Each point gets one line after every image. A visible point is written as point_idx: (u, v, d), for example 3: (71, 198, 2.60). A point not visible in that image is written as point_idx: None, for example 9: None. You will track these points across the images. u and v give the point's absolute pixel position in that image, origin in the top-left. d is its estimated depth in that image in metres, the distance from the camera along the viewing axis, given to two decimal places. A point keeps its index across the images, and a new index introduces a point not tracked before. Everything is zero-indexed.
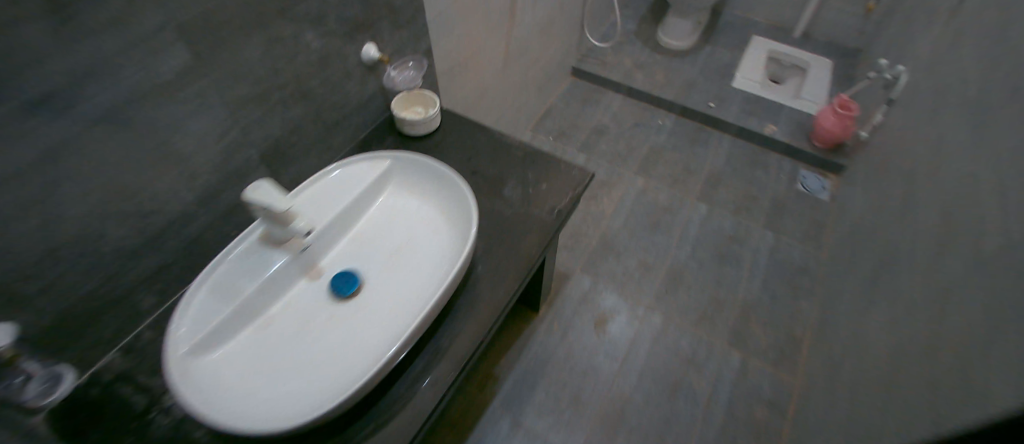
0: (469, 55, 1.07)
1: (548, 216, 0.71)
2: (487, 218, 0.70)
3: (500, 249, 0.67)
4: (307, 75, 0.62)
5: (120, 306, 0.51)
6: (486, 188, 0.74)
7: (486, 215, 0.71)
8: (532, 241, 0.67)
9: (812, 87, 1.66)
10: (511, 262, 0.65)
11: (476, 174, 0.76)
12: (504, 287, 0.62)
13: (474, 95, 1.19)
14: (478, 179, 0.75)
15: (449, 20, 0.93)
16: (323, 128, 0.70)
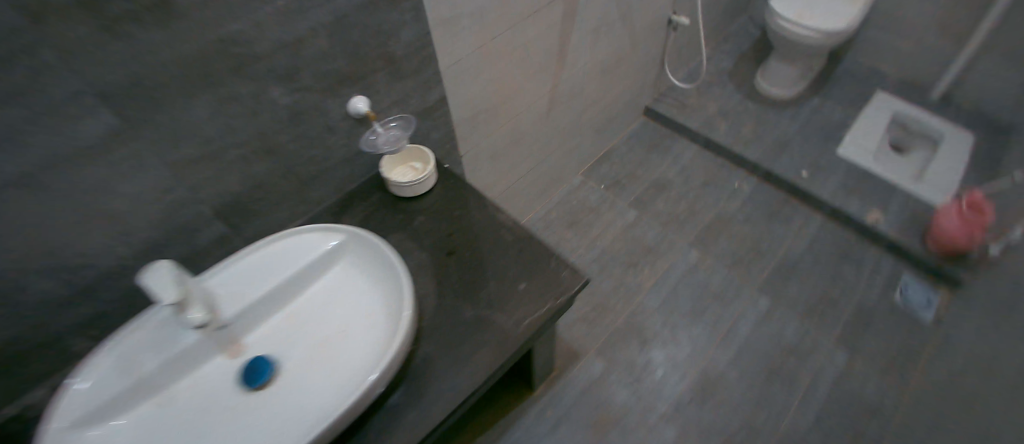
0: (498, 100, 0.99)
1: (512, 327, 0.59)
2: (444, 314, 0.61)
3: (445, 361, 0.56)
4: (274, 132, 0.60)
5: (50, 350, 0.53)
6: (456, 273, 0.65)
7: (444, 310, 0.62)
8: (482, 357, 0.56)
9: (946, 169, 1.30)
10: (449, 380, 0.54)
11: (451, 254, 0.68)
12: (430, 412, 0.52)
13: (506, 139, 1.10)
14: (451, 262, 0.67)
15: (471, 66, 0.86)
16: (297, 182, 0.67)
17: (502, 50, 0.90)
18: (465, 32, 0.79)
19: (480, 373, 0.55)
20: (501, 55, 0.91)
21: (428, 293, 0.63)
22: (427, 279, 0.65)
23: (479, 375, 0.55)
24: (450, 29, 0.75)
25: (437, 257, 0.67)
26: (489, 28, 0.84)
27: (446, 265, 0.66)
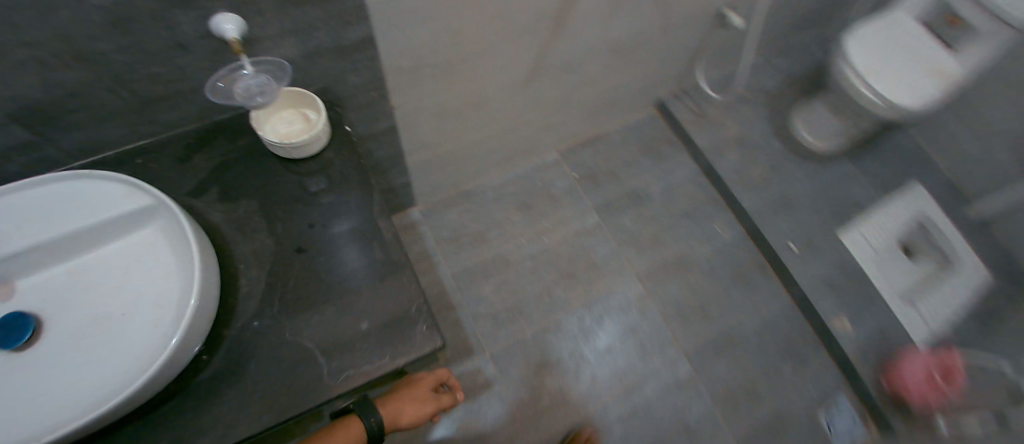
0: (457, 54, 0.77)
1: (326, 376, 0.48)
2: (257, 332, 0.49)
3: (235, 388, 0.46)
4: (52, 43, 0.41)
5: None
6: (294, 281, 0.53)
7: (262, 320, 0.50)
8: (280, 396, 0.47)
9: (937, 302, 1.17)
10: (232, 415, 0.45)
11: (298, 251, 0.54)
12: (203, 441, 0.45)
13: (464, 96, 0.91)
14: (296, 264, 0.54)
15: (420, 9, 0.64)
16: (114, 103, 0.51)
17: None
18: None
19: (268, 416, 0.46)
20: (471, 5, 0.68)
21: (249, 297, 0.51)
22: (258, 279, 0.52)
23: (259, 427, 0.45)
24: None
25: (282, 251, 0.54)
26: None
27: (287, 265, 0.54)
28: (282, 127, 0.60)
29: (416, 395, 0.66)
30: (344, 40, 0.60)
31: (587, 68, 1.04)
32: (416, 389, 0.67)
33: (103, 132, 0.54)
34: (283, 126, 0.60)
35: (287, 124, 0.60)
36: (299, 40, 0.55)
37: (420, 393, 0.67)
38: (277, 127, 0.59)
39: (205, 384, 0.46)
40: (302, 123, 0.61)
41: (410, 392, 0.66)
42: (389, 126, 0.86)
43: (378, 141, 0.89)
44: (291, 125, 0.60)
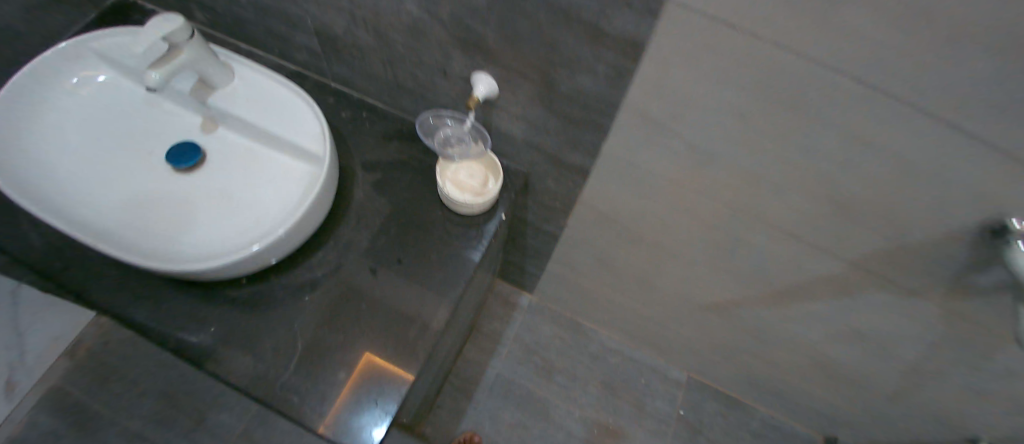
0: (652, 239, 0.70)
1: (291, 375, 0.51)
2: (294, 299, 0.57)
3: (236, 322, 0.54)
4: (387, 19, 0.56)
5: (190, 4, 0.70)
6: (348, 287, 0.59)
7: (297, 291, 0.57)
8: (245, 357, 0.52)
9: None
10: (220, 331, 0.54)
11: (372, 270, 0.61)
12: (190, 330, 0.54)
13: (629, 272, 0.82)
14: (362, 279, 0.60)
15: (647, 186, 0.61)
16: (388, 76, 0.65)
17: (702, 215, 0.61)
18: (668, 154, 0.55)
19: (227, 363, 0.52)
20: (697, 218, 0.61)
21: (315, 273, 0.59)
22: (332, 260, 0.60)
23: (228, 373, 0.51)
24: (649, 136, 0.54)
25: (364, 260, 0.61)
26: (703, 188, 0.56)
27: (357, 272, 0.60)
28: (461, 181, 0.64)
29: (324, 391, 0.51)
30: (558, 150, 0.62)
31: (781, 354, 0.81)
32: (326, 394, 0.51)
33: (366, 84, 0.69)
34: (462, 181, 0.64)
35: (465, 181, 0.64)
36: (523, 128, 0.61)
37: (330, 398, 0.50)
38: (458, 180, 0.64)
39: (239, 302, 0.56)
40: (476, 188, 0.64)
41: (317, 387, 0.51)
42: (550, 234, 0.82)
43: (532, 240, 0.85)
44: (467, 183, 0.64)
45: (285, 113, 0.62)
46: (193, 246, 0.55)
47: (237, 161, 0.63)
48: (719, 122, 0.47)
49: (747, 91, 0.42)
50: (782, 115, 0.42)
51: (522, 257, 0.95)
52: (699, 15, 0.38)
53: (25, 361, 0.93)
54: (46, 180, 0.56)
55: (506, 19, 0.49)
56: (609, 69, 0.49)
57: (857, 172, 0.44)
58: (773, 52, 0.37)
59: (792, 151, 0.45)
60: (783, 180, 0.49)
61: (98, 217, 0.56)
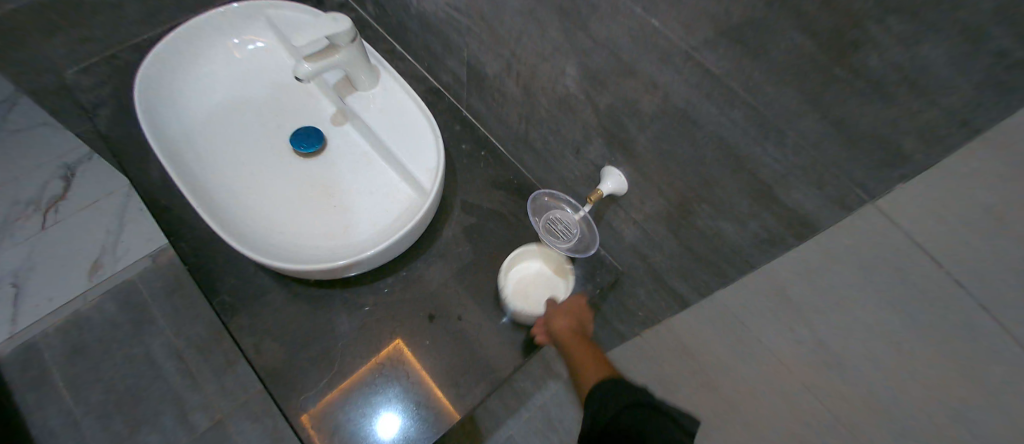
0: (730, 399, 0.63)
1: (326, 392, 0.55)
2: (349, 316, 0.60)
3: (294, 317, 0.59)
4: (541, 89, 0.56)
5: (377, 8, 0.76)
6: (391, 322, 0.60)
7: (356, 309, 0.60)
8: (286, 352, 0.57)
9: None
10: (279, 320, 0.59)
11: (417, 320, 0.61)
12: (255, 310, 0.59)
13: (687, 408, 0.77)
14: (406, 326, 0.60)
15: (749, 349, 0.55)
16: (525, 135, 0.66)
17: (798, 409, 0.52)
18: (786, 335, 0.49)
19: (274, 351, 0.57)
20: (789, 408, 0.53)
21: (378, 296, 0.61)
22: (395, 290, 0.62)
23: (263, 363, 0.55)
24: (774, 309, 0.48)
25: (425, 304, 0.61)
26: (811, 384, 0.49)
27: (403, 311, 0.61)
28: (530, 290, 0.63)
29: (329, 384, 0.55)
30: (663, 270, 0.60)
31: None
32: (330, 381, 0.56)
33: (498, 127, 0.70)
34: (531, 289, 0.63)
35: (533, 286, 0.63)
36: (637, 235, 0.60)
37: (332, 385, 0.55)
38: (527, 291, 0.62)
39: (300, 299, 0.61)
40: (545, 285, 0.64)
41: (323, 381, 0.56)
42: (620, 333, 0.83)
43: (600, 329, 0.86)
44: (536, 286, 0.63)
45: (403, 131, 0.65)
46: (281, 230, 0.60)
47: (346, 158, 0.67)
48: (866, 340, 0.41)
49: (921, 332, 0.36)
50: (951, 374, 0.35)
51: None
52: (904, 237, 0.33)
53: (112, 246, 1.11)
54: (182, 126, 0.65)
55: (665, 136, 0.46)
56: (761, 231, 0.44)
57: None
58: (978, 313, 0.31)
59: (944, 411, 0.37)
60: (920, 435, 0.40)
61: (213, 173, 0.63)
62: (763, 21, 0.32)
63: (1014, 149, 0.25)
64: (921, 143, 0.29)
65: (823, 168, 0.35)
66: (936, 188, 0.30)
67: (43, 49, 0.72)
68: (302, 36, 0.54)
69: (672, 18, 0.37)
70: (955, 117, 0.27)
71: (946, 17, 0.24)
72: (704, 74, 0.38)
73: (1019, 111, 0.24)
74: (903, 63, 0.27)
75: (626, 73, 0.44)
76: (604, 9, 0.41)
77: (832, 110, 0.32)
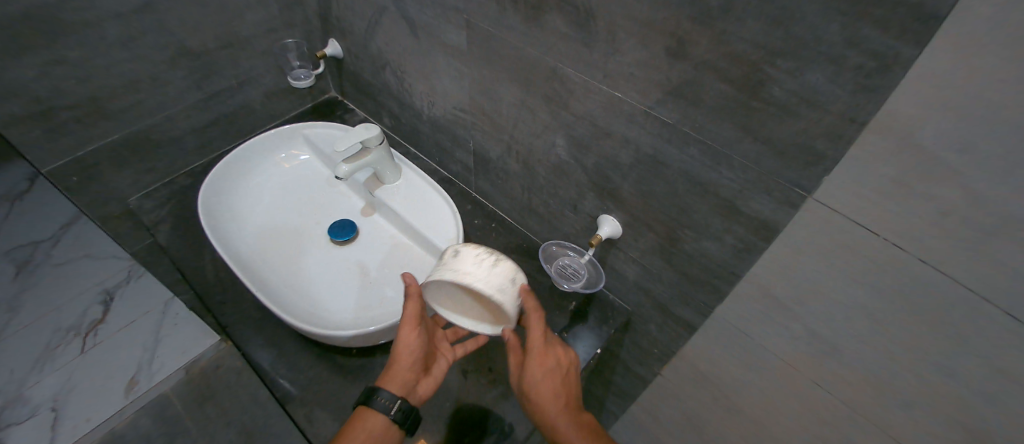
0: (752, 413, 0.74)
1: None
2: None
3: (342, 392, 0.66)
4: (537, 162, 0.69)
5: (394, 120, 0.93)
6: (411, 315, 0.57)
7: None
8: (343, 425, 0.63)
9: None
10: (331, 394, 0.66)
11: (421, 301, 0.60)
12: (306, 387, 0.66)
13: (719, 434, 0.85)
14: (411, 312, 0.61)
15: (759, 356, 0.64)
16: (527, 202, 0.77)
17: (818, 394, 0.61)
18: (784, 334, 0.58)
19: (330, 427, 0.63)
20: (807, 400, 0.63)
21: None
22: None
23: (317, 437, 0.62)
24: (765, 311, 0.57)
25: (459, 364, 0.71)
26: (818, 377, 0.59)
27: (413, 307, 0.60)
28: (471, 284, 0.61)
29: (376, 425, 0.55)
30: (666, 302, 0.67)
31: None
32: (369, 425, 0.55)
33: (503, 201, 0.82)
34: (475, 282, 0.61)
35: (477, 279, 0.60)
36: (637, 272, 0.68)
37: (377, 424, 0.55)
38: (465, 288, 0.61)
39: (344, 375, 0.68)
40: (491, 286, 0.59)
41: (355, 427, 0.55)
42: (640, 379, 0.87)
43: (621, 378, 0.90)
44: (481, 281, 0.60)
45: (425, 211, 0.76)
46: (323, 308, 0.68)
47: (377, 242, 0.77)
48: (847, 317, 0.50)
49: (882, 295, 0.46)
50: (918, 327, 0.45)
51: (604, 393, 1.00)
52: (844, 218, 0.43)
53: (150, 366, 1.32)
54: (235, 228, 0.76)
55: (643, 179, 0.57)
56: (737, 243, 0.53)
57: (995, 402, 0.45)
58: (919, 266, 0.41)
59: (924, 362, 0.47)
60: (912, 387, 0.50)
61: (262, 264, 0.72)
62: (695, 79, 0.45)
63: (890, 132, 0.36)
64: (829, 142, 0.40)
65: (767, 178, 0.46)
66: (852, 174, 0.40)
67: (115, 181, 0.86)
68: (341, 145, 0.67)
69: (630, 88, 0.50)
70: (846, 118, 0.38)
71: (813, 53, 0.36)
72: (663, 124, 0.50)
73: (886, 103, 0.35)
74: (797, 90, 0.39)
75: (604, 135, 0.57)
76: (579, 91, 0.55)
77: (760, 133, 0.43)
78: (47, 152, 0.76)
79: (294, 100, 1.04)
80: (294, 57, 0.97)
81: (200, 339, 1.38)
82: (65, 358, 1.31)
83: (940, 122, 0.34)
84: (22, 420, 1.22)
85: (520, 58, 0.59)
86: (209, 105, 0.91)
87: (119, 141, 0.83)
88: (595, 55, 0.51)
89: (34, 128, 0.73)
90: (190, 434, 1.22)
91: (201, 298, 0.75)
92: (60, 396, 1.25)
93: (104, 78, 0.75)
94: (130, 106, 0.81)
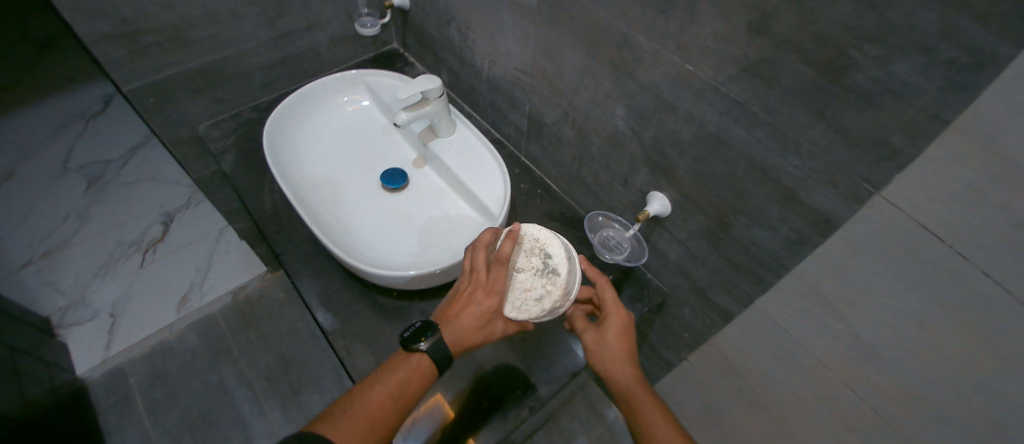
0: (776, 410, 0.74)
1: (422, 400, 0.67)
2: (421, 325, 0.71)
3: (378, 328, 0.70)
4: (592, 132, 0.69)
5: (452, 76, 0.95)
6: (491, 291, 0.56)
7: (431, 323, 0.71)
8: (376, 357, 0.67)
9: None
10: (367, 328, 0.70)
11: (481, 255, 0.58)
12: (347, 319, 0.71)
13: (737, 427, 0.86)
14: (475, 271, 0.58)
15: (791, 352, 0.64)
16: (576, 172, 0.78)
17: (849, 398, 0.60)
18: (823, 333, 0.57)
19: (364, 356, 0.67)
20: (835, 403, 0.63)
21: None
22: None
23: (352, 364, 0.67)
24: (807, 306, 0.56)
25: None
26: (852, 382, 0.58)
27: (479, 265, 0.58)
28: (517, 284, 0.60)
29: (409, 367, 0.55)
30: (705, 286, 0.67)
31: None
32: (404, 366, 0.55)
33: (552, 168, 0.83)
34: (527, 286, 0.60)
35: (548, 286, 0.59)
36: (679, 253, 0.68)
37: (419, 365, 0.55)
38: (516, 292, 0.60)
39: (382, 312, 0.72)
40: (542, 268, 0.61)
41: (391, 366, 0.56)
42: (666, 361, 0.89)
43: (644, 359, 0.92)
44: (541, 277, 0.60)
45: (474, 168, 0.77)
46: (369, 249, 0.71)
47: (425, 193, 0.80)
48: (895, 324, 0.49)
49: (938, 305, 0.44)
50: (971, 341, 0.44)
51: None
52: (910, 219, 0.42)
53: (199, 287, 1.44)
54: (295, 163, 0.80)
55: (700, 159, 0.56)
56: (791, 234, 0.52)
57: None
58: (982, 279, 0.40)
59: (969, 380, 0.46)
60: (953, 406, 0.49)
61: (316, 200, 0.76)
62: (774, 58, 0.43)
63: (974, 132, 0.34)
64: (907, 137, 0.38)
65: (834, 169, 0.44)
66: (927, 173, 0.38)
67: (190, 108, 0.92)
68: (402, 94, 0.69)
69: (703, 62, 0.49)
70: (929, 113, 0.36)
71: (906, 41, 0.34)
72: (731, 103, 0.49)
73: (974, 101, 0.33)
74: (882, 78, 0.37)
75: (668, 108, 0.56)
76: (648, 60, 0.54)
77: (836, 121, 0.41)
78: (131, 73, 0.82)
79: (357, 47, 1.07)
80: (363, 4, 1.00)
81: (246, 270, 1.48)
82: (124, 268, 1.44)
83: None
84: (83, 321, 1.34)
85: (591, 21, 0.58)
86: (279, 44, 0.95)
87: (195, 70, 0.88)
88: (671, 23, 0.49)
89: (124, 48, 0.78)
90: (230, 355, 1.33)
91: (259, 226, 0.81)
92: (118, 306, 1.38)
93: (187, 7, 0.79)
94: (207, 37, 0.85)
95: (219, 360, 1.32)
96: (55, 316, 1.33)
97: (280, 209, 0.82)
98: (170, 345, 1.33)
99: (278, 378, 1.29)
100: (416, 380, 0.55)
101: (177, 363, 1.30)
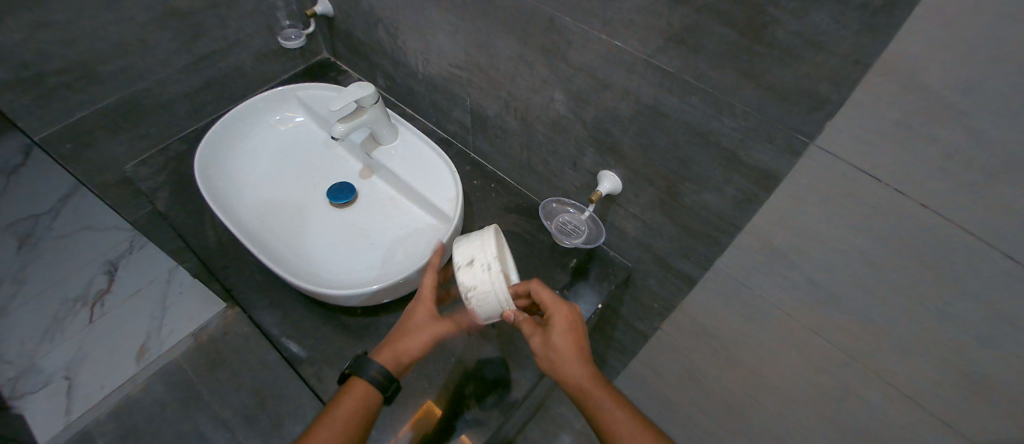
0: (750, 363, 0.77)
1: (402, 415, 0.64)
2: None
3: (347, 349, 0.68)
4: (535, 120, 0.68)
5: (389, 80, 0.91)
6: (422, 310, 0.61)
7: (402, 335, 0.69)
8: None
9: None
10: (337, 351, 0.68)
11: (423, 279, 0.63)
12: (314, 345, 0.68)
13: (717, 386, 0.89)
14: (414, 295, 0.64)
15: (757, 307, 0.66)
16: (527, 162, 0.77)
17: (817, 342, 0.63)
18: (785, 284, 0.59)
19: (337, 381, 0.65)
20: (805, 348, 0.65)
21: None
22: None
23: (326, 391, 0.64)
24: (765, 262, 0.58)
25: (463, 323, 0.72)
26: (817, 326, 0.60)
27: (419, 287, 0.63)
28: None
29: (357, 393, 0.56)
30: (667, 256, 0.68)
31: None
32: (352, 393, 0.56)
33: (503, 161, 0.82)
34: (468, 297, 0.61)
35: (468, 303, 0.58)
36: (637, 228, 0.68)
37: (364, 390, 0.56)
38: None
39: (350, 333, 0.69)
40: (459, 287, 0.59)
41: (340, 395, 0.56)
42: (642, 334, 0.90)
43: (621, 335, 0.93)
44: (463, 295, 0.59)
45: (423, 171, 0.75)
46: (326, 270, 0.68)
47: (376, 204, 0.77)
48: (848, 266, 0.50)
49: (883, 242, 0.46)
50: (915, 270, 0.46)
51: (606, 348, 1.04)
52: (846, 164, 0.43)
53: (160, 334, 1.36)
54: (233, 192, 0.76)
55: (643, 133, 0.56)
56: (738, 194, 0.52)
57: (991, 343, 0.46)
58: (919, 212, 0.41)
59: (921, 308, 0.48)
60: (911, 334, 0.51)
61: (262, 228, 0.72)
62: (698, 24, 0.43)
63: (893, 73, 0.35)
64: (833, 86, 0.38)
65: (768, 126, 0.44)
66: (856, 119, 0.39)
67: (111, 149, 0.85)
68: (335, 106, 0.66)
69: (630, 36, 0.48)
70: (851, 60, 0.36)
71: None
72: (663, 74, 0.48)
73: (890, 43, 0.34)
74: (802, 31, 0.37)
75: (604, 86, 0.55)
76: (578, 41, 0.53)
77: (764, 79, 0.42)
78: (35, 120, 0.74)
79: (285, 62, 1.01)
80: (283, 16, 0.94)
81: (208, 308, 1.41)
82: (74, 326, 1.34)
83: (940, 60, 0.33)
84: (36, 389, 1.25)
85: (516, 7, 0.56)
86: (199, 68, 0.89)
87: (108, 109, 0.81)
88: (594, 1, 0.48)
89: (21, 94, 0.70)
90: (205, 400, 1.27)
91: (205, 264, 0.76)
92: (73, 366, 1.29)
93: (87, 42, 0.73)
94: (116, 71, 0.78)
95: (194, 408, 1.25)
96: (5, 389, 1.23)
97: (226, 243, 0.78)
98: (138, 400, 1.26)
99: (259, 414, 1.24)
100: (365, 405, 0.55)
101: (149, 418, 1.23)
